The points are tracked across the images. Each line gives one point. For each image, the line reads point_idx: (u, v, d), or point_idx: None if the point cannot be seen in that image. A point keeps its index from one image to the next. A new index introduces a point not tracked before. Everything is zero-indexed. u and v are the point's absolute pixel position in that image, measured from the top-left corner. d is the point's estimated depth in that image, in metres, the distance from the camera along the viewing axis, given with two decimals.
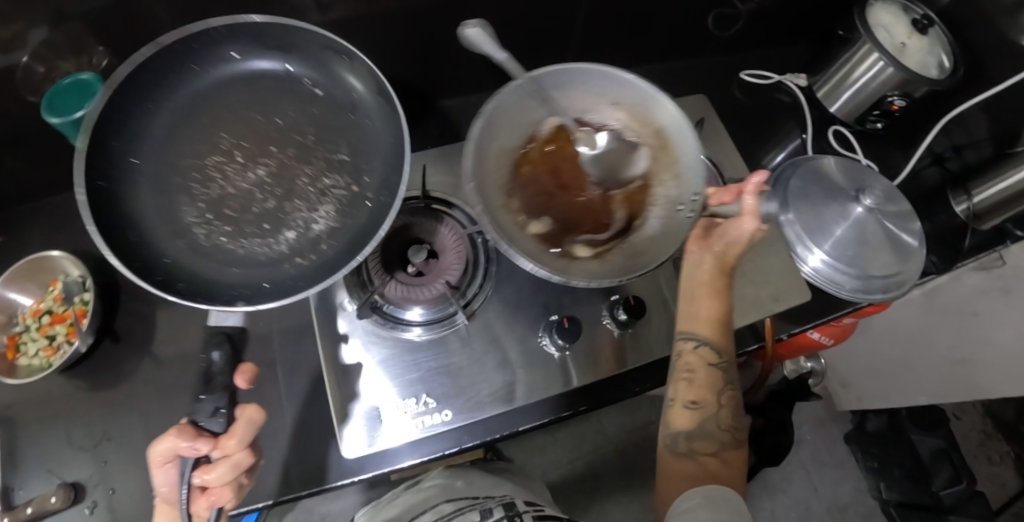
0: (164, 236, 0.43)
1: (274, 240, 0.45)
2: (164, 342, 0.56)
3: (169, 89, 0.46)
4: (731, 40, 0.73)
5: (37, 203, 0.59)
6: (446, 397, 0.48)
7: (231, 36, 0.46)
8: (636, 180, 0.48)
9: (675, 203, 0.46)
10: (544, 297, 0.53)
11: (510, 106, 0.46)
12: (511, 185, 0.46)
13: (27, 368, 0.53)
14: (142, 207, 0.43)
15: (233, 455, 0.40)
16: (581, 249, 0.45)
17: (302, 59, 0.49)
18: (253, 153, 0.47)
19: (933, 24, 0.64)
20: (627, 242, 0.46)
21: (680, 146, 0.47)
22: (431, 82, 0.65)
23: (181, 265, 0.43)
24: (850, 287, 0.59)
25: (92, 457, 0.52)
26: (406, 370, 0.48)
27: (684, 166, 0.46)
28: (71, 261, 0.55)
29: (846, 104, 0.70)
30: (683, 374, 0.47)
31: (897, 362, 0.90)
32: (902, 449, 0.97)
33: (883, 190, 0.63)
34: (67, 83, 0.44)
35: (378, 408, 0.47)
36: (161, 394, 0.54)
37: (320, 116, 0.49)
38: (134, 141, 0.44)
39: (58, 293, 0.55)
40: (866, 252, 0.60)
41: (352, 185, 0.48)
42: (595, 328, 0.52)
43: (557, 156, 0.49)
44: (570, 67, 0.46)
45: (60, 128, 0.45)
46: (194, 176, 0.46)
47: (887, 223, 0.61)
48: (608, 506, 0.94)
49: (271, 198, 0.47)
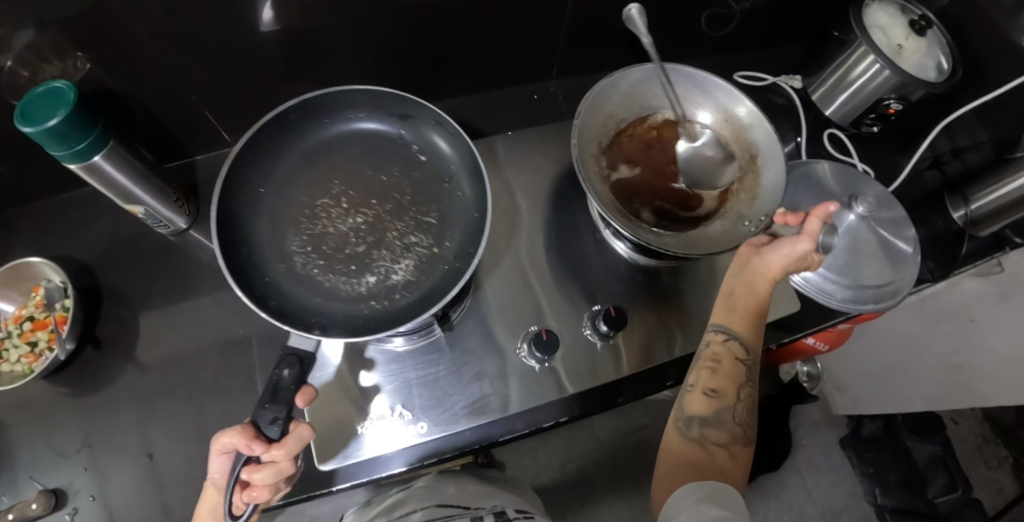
0: (268, 257, 0.45)
1: (357, 281, 0.46)
2: (146, 348, 0.56)
3: (303, 137, 0.50)
4: (724, 41, 0.72)
5: (23, 208, 0.59)
6: (423, 409, 0.47)
7: (360, 102, 0.50)
8: (717, 187, 0.51)
9: (743, 219, 0.49)
10: (526, 306, 0.52)
11: (633, 81, 0.52)
12: (604, 147, 0.51)
13: (10, 374, 0.53)
14: (258, 229, 0.46)
15: (279, 464, 0.37)
16: (646, 216, 0.50)
17: (414, 130, 0.51)
18: (358, 202, 0.49)
19: (932, 25, 0.62)
20: (691, 230, 0.49)
21: (768, 170, 0.50)
22: (416, 86, 0.64)
23: (279, 286, 0.44)
24: (841, 297, 0.57)
25: (72, 464, 0.51)
26: (382, 380, 0.48)
27: (765, 189, 0.49)
28: (51, 268, 0.54)
29: (842, 106, 0.68)
30: (709, 361, 0.45)
31: (893, 369, 0.88)
32: (897, 455, 0.96)
33: (876, 196, 0.62)
34: (41, 91, 0.42)
35: (353, 421, 0.46)
36: (144, 401, 0.54)
37: (419, 179, 0.50)
38: (263, 173, 0.48)
39: (40, 299, 0.55)
40: (857, 261, 0.58)
41: (433, 246, 0.48)
42: (577, 338, 0.51)
43: (655, 141, 0.53)
44: (699, 73, 0.51)
45: (33, 137, 0.41)
46: (305, 212, 0.48)
47: (881, 231, 0.60)
48: (600, 509, 0.94)
49: (362, 244, 0.47)
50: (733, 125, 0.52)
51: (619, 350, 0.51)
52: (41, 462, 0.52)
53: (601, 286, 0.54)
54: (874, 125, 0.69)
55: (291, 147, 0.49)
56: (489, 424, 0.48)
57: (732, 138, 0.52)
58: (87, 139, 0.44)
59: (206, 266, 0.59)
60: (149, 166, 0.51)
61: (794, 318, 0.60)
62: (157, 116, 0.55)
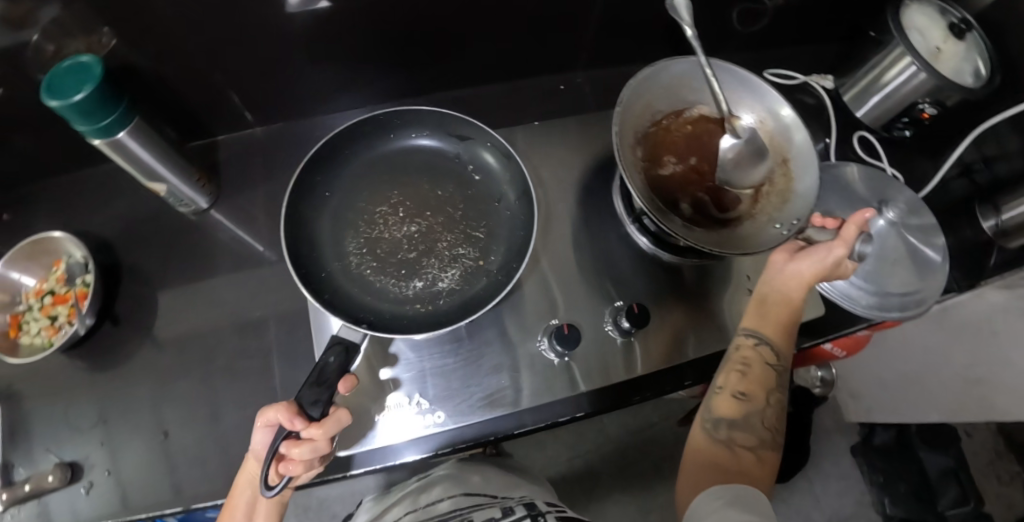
0: (326, 254, 0.47)
1: (405, 285, 0.46)
2: (164, 326, 0.56)
3: (369, 149, 0.51)
4: (754, 38, 0.70)
5: (44, 182, 0.59)
6: (440, 398, 0.47)
7: (422, 119, 0.51)
8: (751, 188, 0.50)
9: (774, 222, 0.48)
10: (547, 300, 0.51)
11: (676, 73, 0.51)
12: (642, 136, 0.50)
13: (29, 347, 0.53)
14: (321, 228, 0.48)
15: (316, 443, 0.38)
16: (685, 206, 0.49)
17: (473, 148, 0.52)
18: (414, 212, 0.49)
19: (971, 29, 0.61)
20: (724, 230, 0.49)
21: (801, 175, 0.49)
22: (441, 73, 0.63)
23: (333, 281, 0.46)
24: (866, 303, 0.56)
25: (89, 438, 0.52)
26: (400, 368, 0.47)
27: (797, 194, 0.48)
28: (73, 243, 0.54)
29: (874, 109, 0.67)
30: (740, 363, 0.44)
31: (910, 379, 0.87)
32: (909, 465, 0.95)
33: (906, 202, 0.60)
34: (66, 65, 0.42)
35: (371, 407, 0.46)
36: (161, 378, 0.54)
37: (473, 196, 0.51)
38: (331, 177, 0.50)
39: (61, 273, 0.55)
40: (883, 267, 0.57)
41: (481, 260, 0.48)
42: (596, 334, 0.51)
43: (693, 136, 0.52)
44: (740, 71, 0.51)
45: (57, 111, 0.41)
46: (363, 216, 0.49)
47: (910, 237, 0.59)
48: (605, 505, 0.94)
49: (413, 251, 0.48)
50: (774, 126, 0.51)
51: (640, 348, 0.51)
52: (59, 435, 0.52)
53: (624, 283, 0.53)
54: (906, 130, 0.68)
55: (358, 159, 0.51)
56: (506, 417, 0.47)
57: (769, 137, 0.51)
58: (113, 115, 0.44)
59: (227, 246, 0.59)
60: (171, 144, 0.50)
61: (818, 323, 0.59)
62: (182, 96, 0.55)
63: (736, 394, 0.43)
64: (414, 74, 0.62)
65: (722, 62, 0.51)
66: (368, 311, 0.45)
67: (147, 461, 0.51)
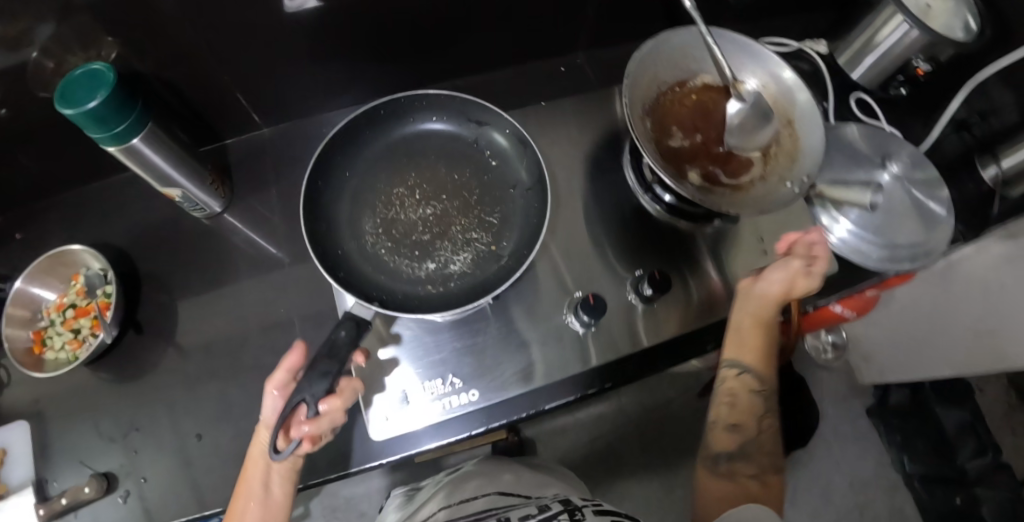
0: (342, 233, 0.47)
1: (419, 265, 0.46)
2: (186, 331, 0.56)
3: (389, 129, 0.50)
4: (748, 7, 0.71)
5: (54, 198, 0.59)
6: (471, 377, 0.47)
7: (436, 104, 0.50)
8: (760, 150, 0.51)
9: (785, 180, 0.49)
10: (566, 276, 0.52)
11: (679, 44, 0.52)
12: (649, 106, 0.51)
13: (54, 361, 0.53)
14: (337, 208, 0.47)
15: (333, 414, 0.38)
16: (693, 175, 0.50)
17: (489, 135, 0.51)
18: (429, 195, 0.49)
19: None
20: (734, 191, 0.49)
21: (807, 135, 0.50)
22: (441, 64, 0.64)
23: (348, 259, 0.45)
24: (878, 257, 0.56)
25: (121, 447, 0.52)
26: (429, 351, 0.48)
27: (803, 153, 0.49)
28: (91, 255, 0.55)
29: (869, 69, 0.68)
30: (727, 398, 0.48)
31: (921, 336, 0.88)
32: (926, 422, 0.97)
33: (909, 157, 0.62)
34: (80, 74, 0.41)
35: (405, 392, 0.46)
36: (187, 385, 0.54)
37: (489, 183, 0.50)
38: (348, 157, 0.49)
39: (81, 286, 0.55)
40: (892, 221, 0.58)
41: (494, 243, 0.47)
42: (619, 305, 0.51)
43: (700, 105, 0.53)
44: (743, 40, 0.52)
45: (73, 121, 0.40)
46: (378, 198, 0.49)
47: (915, 191, 0.60)
48: (631, 484, 0.95)
49: (427, 234, 0.47)
50: (777, 90, 0.52)
51: (662, 315, 0.51)
52: (90, 447, 0.52)
53: (642, 254, 0.53)
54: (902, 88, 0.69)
55: (376, 139, 0.50)
56: (536, 394, 0.48)
57: (775, 102, 0.52)
58: (127, 120, 0.43)
59: (243, 249, 0.59)
60: (185, 151, 0.50)
61: (830, 281, 0.60)
62: (187, 100, 0.55)
63: (728, 428, 0.47)
64: (416, 67, 0.63)
65: (726, 33, 0.52)
66: (382, 290, 0.44)
67: (182, 466, 0.51)
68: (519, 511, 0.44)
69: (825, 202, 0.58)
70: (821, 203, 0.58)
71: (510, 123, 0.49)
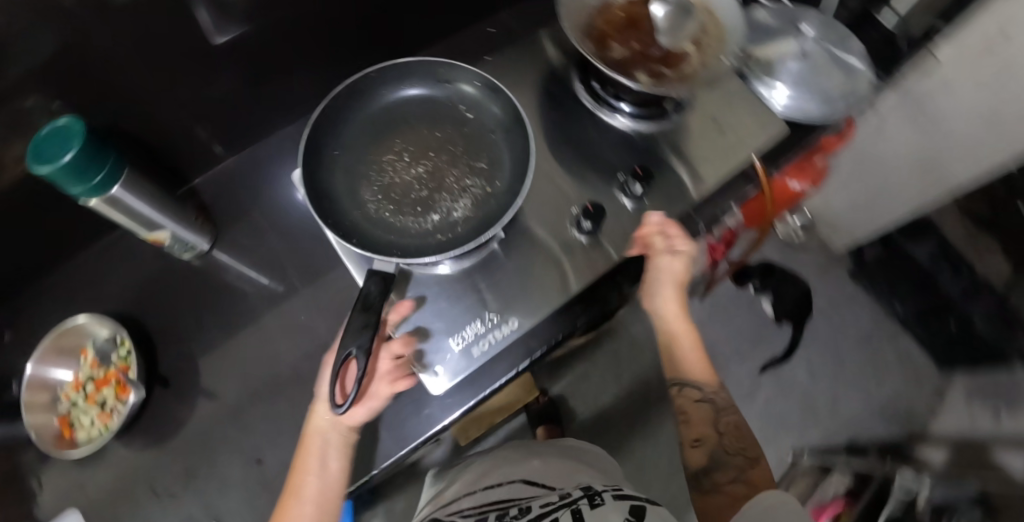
0: (345, 204, 0.47)
1: (424, 218, 0.48)
2: (211, 377, 0.56)
3: (368, 101, 0.52)
4: None
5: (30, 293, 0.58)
6: (507, 308, 0.49)
7: (405, 73, 0.52)
8: (692, 40, 0.55)
9: (720, 58, 0.54)
10: (559, 199, 0.54)
11: None
12: (585, 28, 0.55)
13: (88, 437, 0.53)
14: (335, 185, 0.48)
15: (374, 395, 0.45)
16: (643, 75, 0.53)
17: (459, 90, 0.53)
18: (418, 154, 0.51)
19: None
20: (682, 77, 0.53)
21: (727, 19, 0.55)
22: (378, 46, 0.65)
23: (359, 227, 0.46)
24: (819, 111, 0.62)
25: (186, 498, 0.53)
26: (460, 297, 0.49)
27: (727, 35, 0.55)
28: (97, 323, 0.54)
29: None
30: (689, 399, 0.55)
31: (874, 187, 0.95)
32: (903, 263, 1.05)
33: (818, 21, 0.68)
34: (46, 132, 0.41)
35: (446, 343, 0.47)
36: (229, 424, 0.54)
37: (471, 134, 0.52)
38: (332, 135, 0.50)
39: (93, 359, 0.55)
40: (820, 75, 0.64)
41: (488, 185, 0.50)
42: (616, 210, 0.54)
43: (627, 16, 0.57)
44: None
45: (52, 179, 0.40)
46: (370, 167, 0.50)
47: (831, 47, 0.66)
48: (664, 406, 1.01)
49: (425, 190, 0.49)
50: None
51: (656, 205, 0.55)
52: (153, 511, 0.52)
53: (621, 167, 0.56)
54: None
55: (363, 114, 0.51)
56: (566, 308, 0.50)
57: None
58: (103, 168, 0.43)
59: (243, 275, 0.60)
60: (163, 199, 0.51)
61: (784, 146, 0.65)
62: (151, 147, 0.56)
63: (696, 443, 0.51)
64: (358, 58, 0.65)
65: None
66: (398, 247, 0.46)
67: (254, 494, 0.52)
68: (540, 500, 0.38)
69: (759, 76, 0.63)
70: (756, 77, 0.63)
71: (478, 74, 0.51)
